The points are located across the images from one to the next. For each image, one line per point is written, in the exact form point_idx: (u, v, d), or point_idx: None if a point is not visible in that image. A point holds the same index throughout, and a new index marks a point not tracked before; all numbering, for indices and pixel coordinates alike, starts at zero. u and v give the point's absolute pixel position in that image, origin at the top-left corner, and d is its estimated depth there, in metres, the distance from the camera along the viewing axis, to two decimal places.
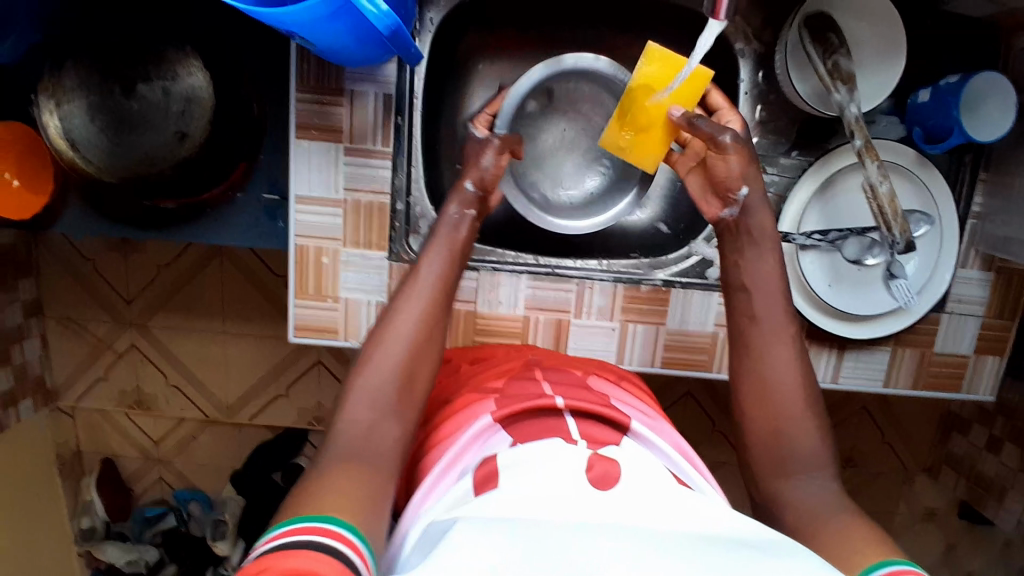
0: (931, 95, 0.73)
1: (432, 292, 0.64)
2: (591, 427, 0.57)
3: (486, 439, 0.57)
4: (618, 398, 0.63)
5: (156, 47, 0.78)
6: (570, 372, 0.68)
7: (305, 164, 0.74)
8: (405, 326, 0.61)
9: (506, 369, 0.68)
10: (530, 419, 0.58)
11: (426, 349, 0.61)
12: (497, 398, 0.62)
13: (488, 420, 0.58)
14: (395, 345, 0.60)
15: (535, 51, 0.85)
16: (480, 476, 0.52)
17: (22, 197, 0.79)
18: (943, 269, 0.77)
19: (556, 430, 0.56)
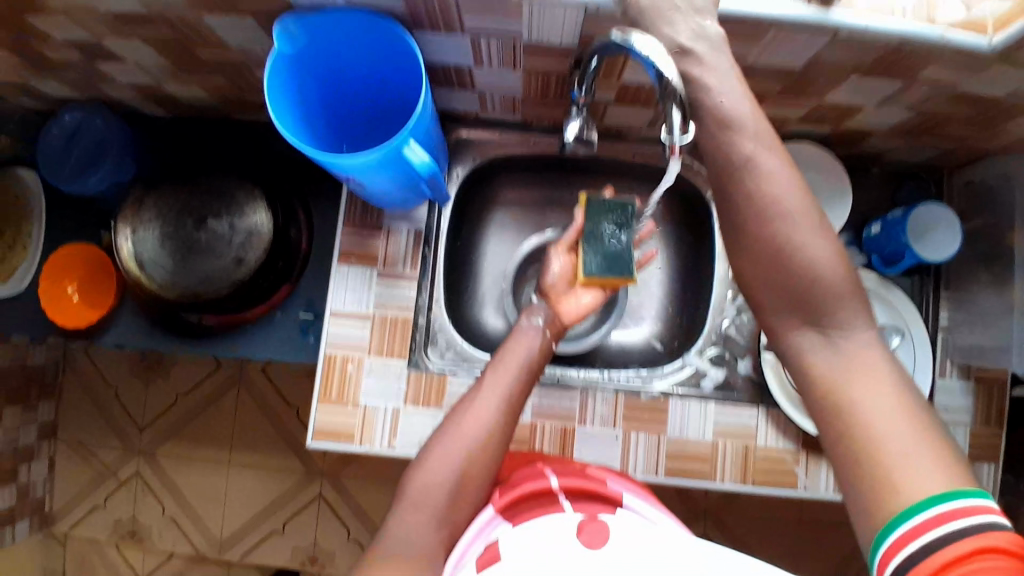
0: (881, 227, 0.85)
1: (498, 404, 0.69)
2: (582, 505, 0.66)
3: (492, 526, 0.66)
4: (614, 480, 0.69)
5: (231, 190, 0.91)
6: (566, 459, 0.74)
7: (341, 283, 0.85)
8: (473, 426, 0.67)
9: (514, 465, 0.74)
10: (530, 504, 0.67)
11: (486, 451, 0.67)
12: (503, 485, 0.70)
13: (491, 508, 0.67)
14: (461, 442, 0.66)
15: (542, 193, 0.99)
16: (485, 555, 0.61)
17: (79, 308, 0.93)
18: (922, 376, 0.83)
19: (548, 512, 0.65)
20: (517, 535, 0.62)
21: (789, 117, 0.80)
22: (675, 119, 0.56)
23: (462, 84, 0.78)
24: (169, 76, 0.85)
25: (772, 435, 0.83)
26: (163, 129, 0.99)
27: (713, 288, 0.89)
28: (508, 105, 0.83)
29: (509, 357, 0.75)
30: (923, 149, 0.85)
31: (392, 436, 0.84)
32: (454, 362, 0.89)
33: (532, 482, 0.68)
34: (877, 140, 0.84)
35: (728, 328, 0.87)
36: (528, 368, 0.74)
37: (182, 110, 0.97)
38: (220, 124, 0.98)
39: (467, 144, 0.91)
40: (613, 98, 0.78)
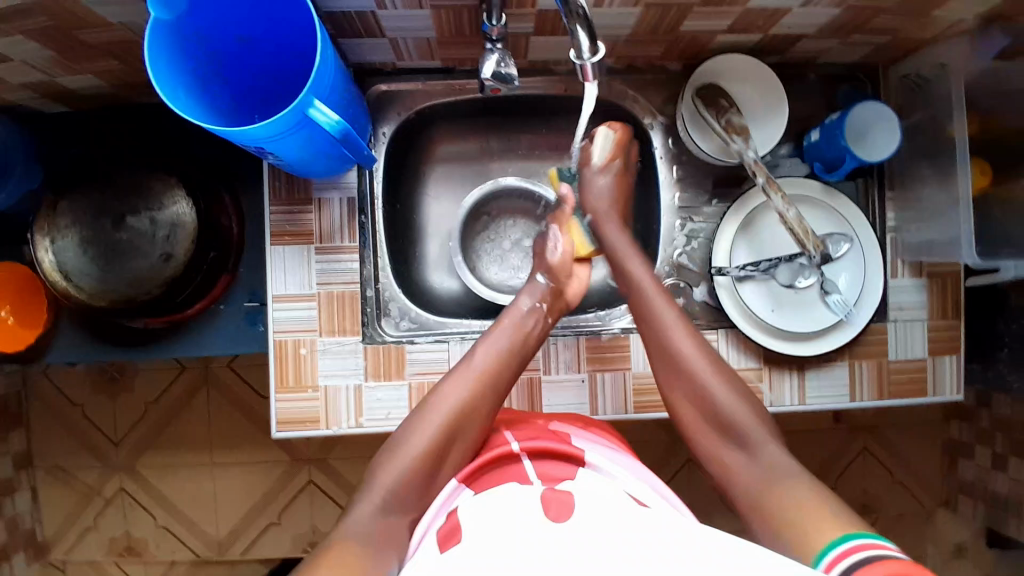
0: (820, 133, 0.83)
1: (480, 377, 0.72)
2: (547, 465, 0.62)
3: (455, 498, 0.62)
4: (577, 436, 0.67)
5: (145, 183, 0.87)
6: (534, 420, 0.72)
7: (279, 266, 0.81)
8: (449, 402, 0.70)
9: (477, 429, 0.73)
10: (492, 471, 0.64)
11: (471, 423, 0.69)
12: (471, 457, 0.68)
13: (454, 481, 0.64)
14: (435, 417, 0.68)
15: (478, 145, 0.95)
16: (444, 531, 0.56)
17: (16, 331, 0.88)
18: (873, 279, 0.83)
19: (513, 475, 0.61)
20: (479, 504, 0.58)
21: (717, 29, 0.77)
22: (581, 38, 0.57)
23: (371, 33, 0.73)
24: (58, 69, 0.79)
25: (735, 355, 0.83)
26: (64, 129, 0.92)
27: (661, 218, 0.87)
28: (425, 50, 0.79)
29: (484, 338, 0.77)
30: (855, 47, 0.83)
31: (358, 412, 0.82)
32: (411, 330, 0.87)
33: (496, 449, 0.66)
34: (808, 43, 0.81)
35: (680, 258, 0.86)
36: (516, 349, 0.76)
37: (83, 106, 0.90)
38: (127, 115, 0.92)
39: (389, 99, 0.86)
40: (533, 30, 0.74)
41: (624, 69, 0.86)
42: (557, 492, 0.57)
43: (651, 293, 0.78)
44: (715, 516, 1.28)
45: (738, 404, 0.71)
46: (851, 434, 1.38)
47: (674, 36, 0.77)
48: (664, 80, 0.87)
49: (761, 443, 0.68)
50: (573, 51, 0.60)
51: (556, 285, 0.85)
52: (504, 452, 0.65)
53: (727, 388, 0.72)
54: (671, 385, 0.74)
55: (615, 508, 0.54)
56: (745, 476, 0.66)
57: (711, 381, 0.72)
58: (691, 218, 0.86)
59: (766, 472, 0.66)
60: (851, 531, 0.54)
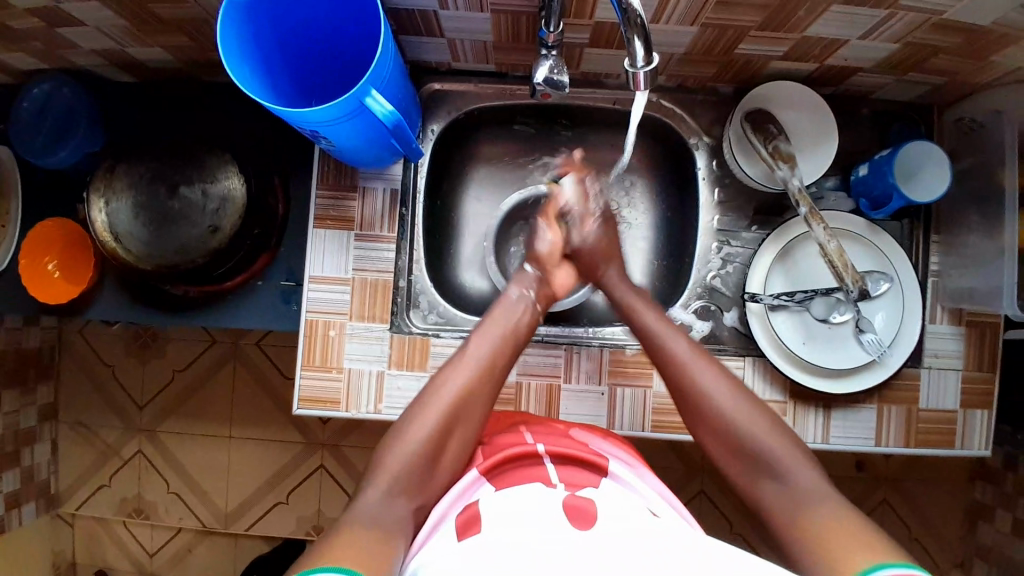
0: (869, 169, 0.82)
1: (479, 366, 0.69)
2: (569, 471, 0.62)
3: (473, 489, 0.62)
4: (600, 445, 0.67)
5: (200, 155, 0.90)
6: (555, 424, 0.72)
7: (318, 247, 0.83)
8: (446, 394, 0.67)
9: (496, 428, 0.74)
10: (512, 467, 0.63)
11: (467, 410, 0.67)
12: (485, 450, 0.67)
13: (474, 471, 0.64)
14: (433, 410, 0.65)
15: (522, 150, 0.96)
16: (462, 521, 0.57)
17: (62, 286, 0.92)
18: (912, 322, 0.81)
19: (535, 476, 0.61)
20: (498, 498, 0.58)
21: (772, 56, 0.77)
22: (636, 47, 0.57)
23: (431, 32, 0.76)
24: (132, 40, 0.83)
25: (761, 385, 0.82)
26: (130, 98, 0.96)
27: (698, 240, 0.87)
28: (481, 54, 0.81)
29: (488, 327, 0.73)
30: (912, 86, 0.82)
31: (378, 399, 0.83)
32: (437, 325, 0.88)
33: (517, 447, 0.65)
34: (863, 77, 0.81)
35: (713, 280, 0.86)
36: (513, 336, 0.74)
37: (150, 78, 0.94)
38: (189, 88, 0.95)
39: (441, 97, 0.88)
40: (588, 41, 0.75)
41: (675, 88, 0.87)
42: (580, 498, 0.57)
43: (668, 335, 0.73)
44: None
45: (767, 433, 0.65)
46: (870, 483, 1.35)
47: (728, 58, 0.77)
48: (714, 102, 0.86)
49: (794, 470, 0.63)
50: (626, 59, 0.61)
51: (541, 274, 0.82)
52: (526, 451, 0.64)
53: (756, 417, 0.66)
54: (695, 422, 0.69)
55: (635, 519, 0.55)
56: (780, 507, 0.61)
57: (735, 409, 0.67)
58: (728, 241, 0.86)
59: (801, 502, 0.60)
60: (886, 560, 0.51)
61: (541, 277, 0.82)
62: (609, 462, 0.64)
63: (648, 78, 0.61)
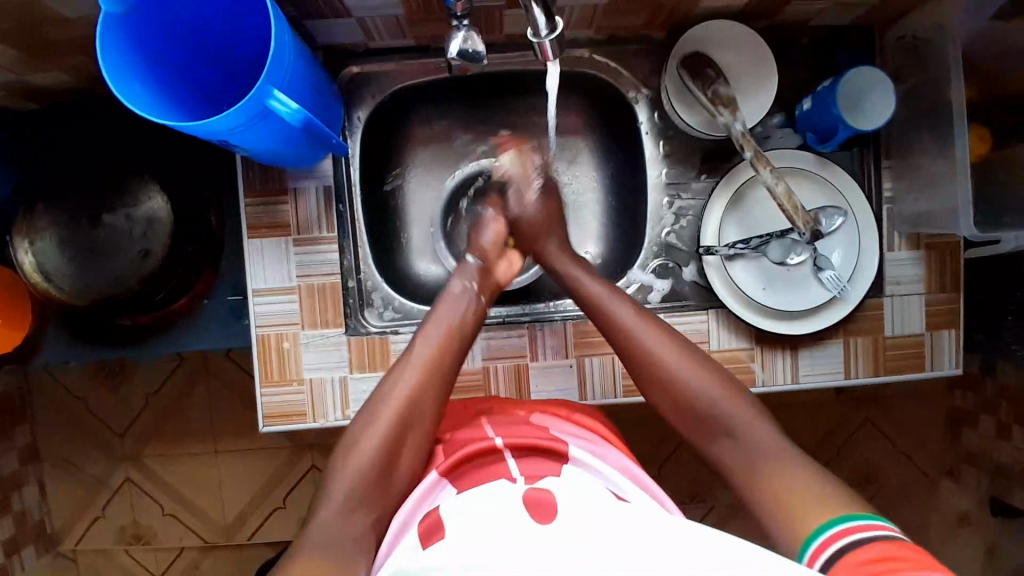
0: (812, 102, 0.79)
1: (425, 364, 0.69)
2: (530, 462, 0.61)
3: (436, 492, 0.61)
4: (559, 428, 0.67)
5: (117, 179, 0.85)
6: (515, 412, 0.70)
7: (258, 259, 0.80)
8: (398, 396, 0.66)
9: (457, 421, 0.72)
10: (473, 466, 0.62)
11: (420, 408, 0.66)
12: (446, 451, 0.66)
13: (435, 474, 0.62)
14: (385, 414, 0.65)
15: (459, 125, 0.92)
16: (425, 527, 0.55)
17: (1, 334, 0.87)
18: (869, 252, 0.80)
19: (495, 472, 0.60)
20: (459, 501, 0.57)
21: None
22: (537, 14, 0.53)
23: (338, 13, 0.70)
24: (28, 68, 0.76)
25: (725, 336, 0.81)
26: (36, 125, 0.90)
27: (648, 198, 0.84)
28: (396, 29, 0.76)
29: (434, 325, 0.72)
30: (849, 9, 0.78)
31: (345, 404, 0.81)
32: (395, 320, 0.85)
33: (476, 444, 0.64)
34: (798, 6, 0.77)
35: (668, 236, 0.83)
36: (457, 331, 0.73)
37: (53, 101, 0.88)
38: (97, 107, 0.89)
39: (363, 81, 0.83)
40: (506, 3, 0.70)
41: (606, 41, 0.82)
42: (539, 490, 0.56)
43: (610, 302, 0.72)
44: (716, 491, 1.27)
45: (717, 391, 0.66)
46: (854, 405, 1.37)
47: (656, 4, 0.73)
48: (648, 50, 0.83)
49: (748, 425, 0.64)
50: (530, 29, 0.56)
51: (484, 264, 0.80)
52: (485, 447, 0.63)
53: (704, 374, 0.67)
54: (645, 379, 0.69)
55: (594, 505, 0.54)
56: (738, 465, 0.63)
57: (687, 371, 0.67)
58: (679, 194, 0.83)
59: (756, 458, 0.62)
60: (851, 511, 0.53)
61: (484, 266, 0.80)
62: (570, 446, 0.63)
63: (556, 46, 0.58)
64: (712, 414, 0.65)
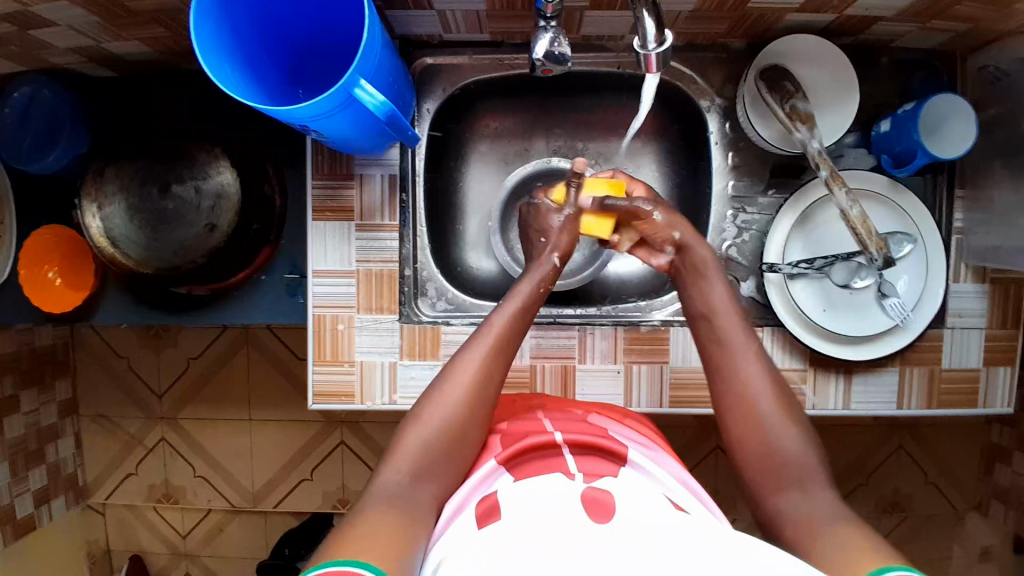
0: (892, 124, 0.78)
1: (485, 364, 0.68)
2: (588, 459, 0.62)
3: (491, 479, 0.62)
4: (616, 431, 0.67)
5: (188, 150, 0.89)
6: (573, 411, 0.71)
7: (320, 241, 0.81)
8: (452, 394, 0.66)
9: (510, 413, 0.73)
10: (533, 459, 0.63)
11: (469, 419, 0.65)
12: (503, 441, 0.67)
13: (492, 462, 0.63)
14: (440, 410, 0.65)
15: (523, 122, 0.92)
16: (482, 510, 0.57)
17: (64, 292, 0.91)
18: (936, 282, 0.78)
19: (556, 467, 0.61)
20: (518, 491, 0.58)
21: (786, 9, 0.71)
22: (648, 22, 0.53)
23: (419, 4, 0.71)
24: (108, 34, 0.78)
25: (779, 355, 0.80)
26: (111, 91, 0.92)
27: (712, 209, 0.83)
28: (473, 23, 0.76)
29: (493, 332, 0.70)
30: (935, 32, 0.76)
31: (393, 389, 0.83)
32: (447, 312, 0.86)
33: (533, 438, 0.64)
34: (885, 26, 0.75)
35: (729, 250, 0.82)
36: (526, 314, 0.73)
37: (131, 69, 0.90)
38: (171, 79, 0.91)
39: (435, 72, 0.83)
40: (588, 4, 0.70)
41: (683, 48, 0.81)
42: (597, 491, 0.56)
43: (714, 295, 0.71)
44: (740, 505, 1.27)
45: (798, 443, 0.63)
46: (890, 431, 1.35)
47: (739, 13, 0.72)
48: (723, 60, 0.81)
49: (817, 487, 0.61)
50: (636, 40, 0.56)
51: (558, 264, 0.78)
52: (545, 440, 0.64)
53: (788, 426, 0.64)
54: (726, 412, 0.66)
55: (645, 507, 0.54)
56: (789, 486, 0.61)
57: (770, 408, 0.64)
58: (743, 208, 0.82)
59: (822, 514, 0.58)
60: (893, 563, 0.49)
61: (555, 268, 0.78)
62: (628, 448, 0.64)
63: (659, 58, 0.56)
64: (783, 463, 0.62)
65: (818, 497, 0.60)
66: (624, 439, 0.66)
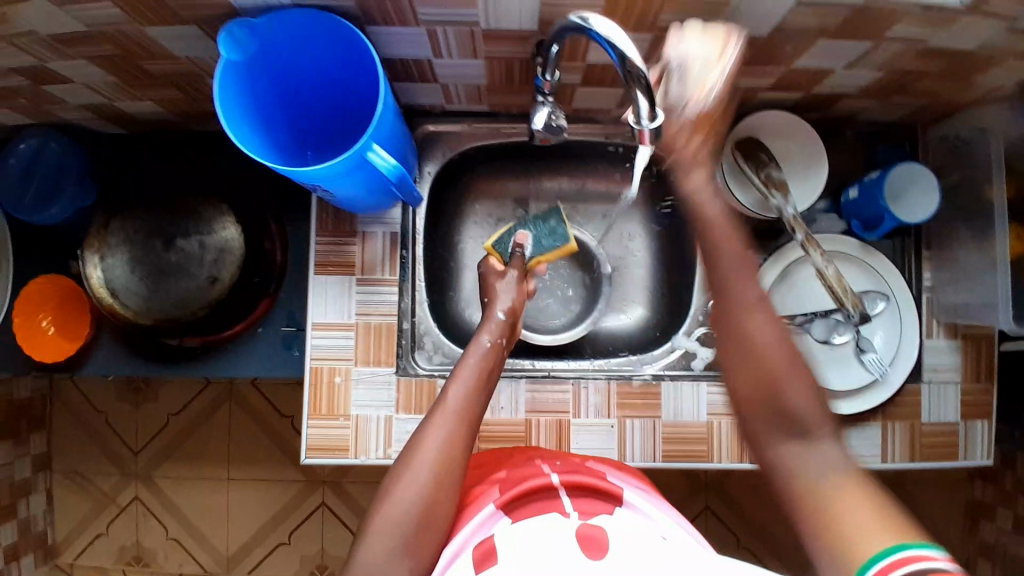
0: (859, 191, 0.84)
1: (455, 416, 0.68)
2: (583, 501, 0.63)
3: (491, 523, 0.62)
4: (613, 475, 0.69)
5: (195, 206, 0.91)
6: (571, 457, 0.73)
7: (321, 294, 0.83)
8: (428, 450, 0.65)
9: (509, 461, 0.74)
10: (530, 500, 0.63)
11: (441, 496, 0.63)
12: (501, 486, 0.67)
13: (491, 506, 0.63)
14: (417, 472, 0.64)
15: (517, 184, 0.97)
16: (479, 553, 0.58)
17: (58, 343, 0.91)
18: (910, 339, 0.83)
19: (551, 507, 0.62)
20: (516, 533, 0.59)
21: (760, 87, 0.78)
22: (642, 102, 0.57)
23: (425, 78, 0.76)
24: (122, 94, 0.82)
25: None
26: (117, 147, 0.96)
27: (697, 268, 0.88)
28: (473, 95, 0.81)
29: (451, 392, 0.71)
30: (894, 109, 0.84)
31: (388, 444, 0.83)
32: (442, 364, 0.88)
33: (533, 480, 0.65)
34: (848, 102, 0.83)
35: (714, 307, 0.86)
36: (483, 384, 0.73)
37: (142, 129, 0.94)
38: (179, 138, 0.95)
39: (435, 138, 0.88)
40: (580, 81, 0.76)
41: None
42: (591, 526, 0.58)
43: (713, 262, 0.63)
44: None
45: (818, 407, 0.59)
46: None
47: None
48: None
49: (819, 441, 0.59)
50: (630, 116, 0.60)
51: (512, 320, 0.81)
52: (542, 483, 0.65)
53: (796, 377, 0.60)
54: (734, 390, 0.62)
55: (637, 548, 0.56)
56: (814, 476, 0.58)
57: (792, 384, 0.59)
58: None
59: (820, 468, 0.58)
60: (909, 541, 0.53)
61: (509, 321, 0.81)
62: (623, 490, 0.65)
63: (654, 132, 0.60)
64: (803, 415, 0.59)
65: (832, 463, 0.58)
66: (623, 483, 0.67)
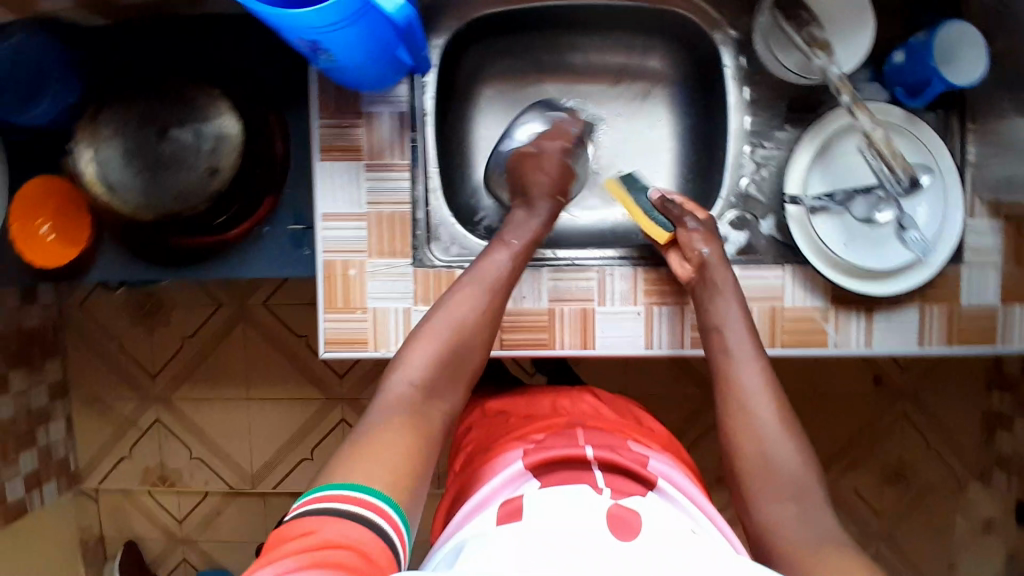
0: (905, 54, 0.77)
1: (444, 340, 0.69)
2: (617, 478, 0.61)
3: (517, 484, 0.61)
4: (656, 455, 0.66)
5: (191, 93, 0.85)
6: (614, 432, 0.69)
7: (329, 181, 0.79)
8: (409, 373, 0.67)
9: (547, 424, 0.71)
10: (559, 470, 0.62)
11: (421, 417, 0.65)
12: (530, 448, 0.66)
13: (519, 466, 0.62)
14: (391, 395, 0.66)
15: (532, 66, 0.90)
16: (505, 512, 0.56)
17: (58, 250, 0.87)
18: (955, 212, 0.77)
19: (585, 480, 0.59)
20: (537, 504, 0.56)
21: None
22: None
23: None
24: None
25: (800, 292, 0.79)
26: (104, 37, 0.89)
27: (729, 145, 0.82)
28: None
29: (441, 316, 0.70)
30: None
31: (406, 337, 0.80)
32: (459, 256, 0.83)
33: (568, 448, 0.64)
34: None
35: (747, 187, 0.82)
36: (486, 311, 0.72)
37: (127, 14, 0.87)
38: (167, 24, 0.88)
39: (444, 10, 0.81)
40: None
41: None
42: (624, 510, 0.54)
43: (722, 305, 0.73)
44: None
45: (789, 448, 0.65)
46: (890, 397, 1.35)
47: None
48: None
49: (815, 502, 0.61)
50: None
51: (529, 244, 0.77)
52: (573, 454, 0.63)
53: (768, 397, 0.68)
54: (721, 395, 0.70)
55: (668, 528, 0.53)
56: (786, 513, 0.61)
57: (758, 391, 0.68)
58: (761, 143, 0.81)
59: (818, 530, 0.59)
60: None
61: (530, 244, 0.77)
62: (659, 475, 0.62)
63: None
64: (779, 475, 0.63)
65: (783, 458, 0.64)
66: (665, 468, 0.64)
